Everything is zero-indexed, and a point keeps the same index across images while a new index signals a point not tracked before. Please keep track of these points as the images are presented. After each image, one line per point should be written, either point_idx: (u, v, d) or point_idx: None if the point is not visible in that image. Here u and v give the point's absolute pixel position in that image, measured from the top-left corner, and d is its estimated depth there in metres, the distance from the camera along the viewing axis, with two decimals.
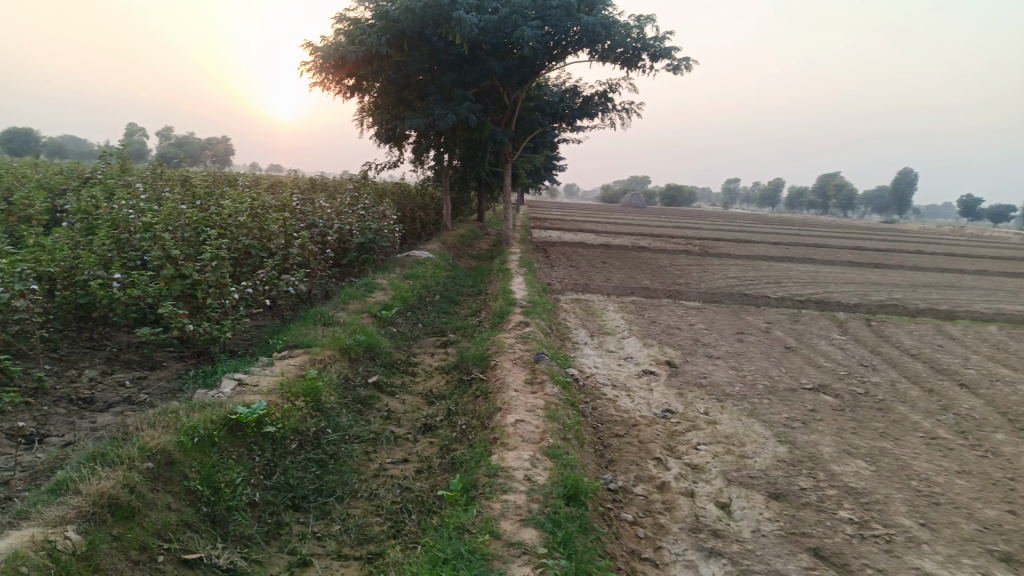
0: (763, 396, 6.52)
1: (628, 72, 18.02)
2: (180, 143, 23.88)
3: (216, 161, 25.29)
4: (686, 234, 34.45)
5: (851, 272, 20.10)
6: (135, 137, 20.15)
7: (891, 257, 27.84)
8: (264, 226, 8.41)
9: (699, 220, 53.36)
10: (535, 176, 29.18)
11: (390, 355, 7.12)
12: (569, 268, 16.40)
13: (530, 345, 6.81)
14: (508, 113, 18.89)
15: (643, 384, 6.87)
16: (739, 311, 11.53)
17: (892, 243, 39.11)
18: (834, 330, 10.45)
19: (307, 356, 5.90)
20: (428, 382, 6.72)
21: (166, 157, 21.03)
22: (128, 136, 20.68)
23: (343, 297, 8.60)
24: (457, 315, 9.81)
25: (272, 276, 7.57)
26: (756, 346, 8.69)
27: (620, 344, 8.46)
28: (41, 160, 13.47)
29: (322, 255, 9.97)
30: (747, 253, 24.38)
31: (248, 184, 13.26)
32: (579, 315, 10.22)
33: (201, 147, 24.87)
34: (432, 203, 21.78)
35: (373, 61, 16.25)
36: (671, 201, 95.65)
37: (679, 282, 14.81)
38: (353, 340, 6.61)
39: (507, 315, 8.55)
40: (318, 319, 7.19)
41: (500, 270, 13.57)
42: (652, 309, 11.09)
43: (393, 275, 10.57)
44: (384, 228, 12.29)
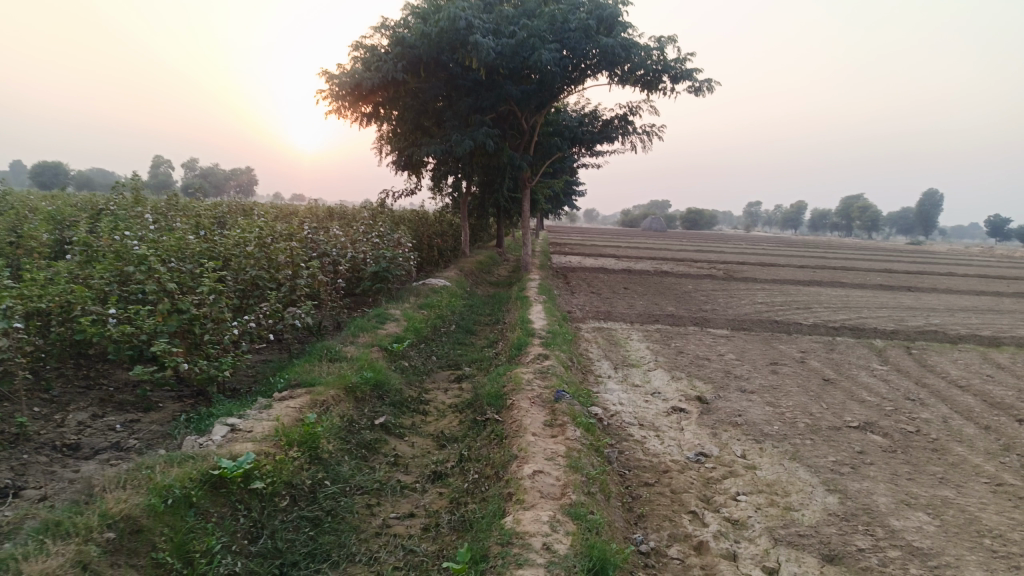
0: (805, 436, 5.97)
1: (649, 94, 17.67)
2: (204, 174, 23.92)
3: (239, 191, 25.30)
4: (709, 258, 33.86)
5: (883, 295, 19.40)
6: (159, 169, 20.16)
7: (922, 280, 27.00)
8: (272, 256, 8.05)
9: (722, 243, 52.68)
10: (554, 201, 28.84)
11: (401, 393, 6.68)
12: (591, 295, 15.92)
13: (550, 381, 6.34)
14: (526, 137, 18.58)
15: (673, 423, 6.36)
16: (770, 340, 10.96)
17: (921, 265, 38.15)
18: (874, 359, 9.84)
19: (309, 397, 5.48)
20: (440, 422, 6.27)
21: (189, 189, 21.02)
22: (152, 169, 20.71)
23: (353, 329, 8.20)
24: (473, 347, 9.36)
25: (276, 310, 7.18)
26: (792, 379, 8.13)
27: (646, 378, 7.95)
28: (57, 193, 13.33)
29: (333, 285, 9.61)
30: (774, 277, 23.73)
31: (263, 213, 13.03)
32: (602, 346, 9.72)
33: (225, 178, 24.91)
34: (450, 230, 21.48)
35: (388, 88, 16.05)
36: (692, 225, 94.97)
37: (705, 308, 14.26)
38: (360, 378, 6.18)
39: (525, 347, 8.08)
40: (324, 354, 6.78)
41: (518, 297, 13.15)
42: (678, 338, 10.56)
43: (408, 305, 10.17)
44: (399, 257, 11.94)
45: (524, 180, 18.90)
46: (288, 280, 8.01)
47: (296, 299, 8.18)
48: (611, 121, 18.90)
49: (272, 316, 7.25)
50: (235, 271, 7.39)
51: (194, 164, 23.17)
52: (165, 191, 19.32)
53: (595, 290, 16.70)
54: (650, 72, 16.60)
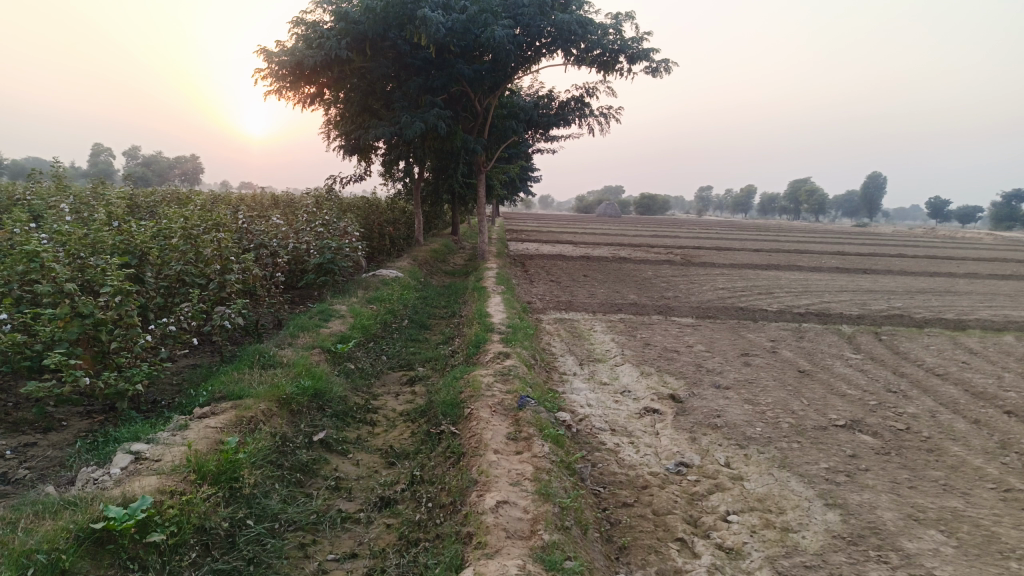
0: (791, 439, 5.46)
1: (606, 75, 17.10)
2: (147, 162, 22.59)
3: (185, 180, 24.00)
4: (666, 242, 33.64)
5: (841, 278, 19.29)
6: (99, 158, 18.84)
7: (875, 262, 27.21)
8: (199, 250, 7.20)
9: (677, 228, 52.77)
10: (509, 186, 28.13)
11: (344, 401, 5.95)
12: (549, 283, 15.34)
13: (511, 385, 5.70)
14: (480, 120, 17.83)
15: (647, 427, 5.79)
16: (738, 328, 10.51)
17: (871, 247, 38.69)
18: (845, 347, 9.46)
19: (233, 414, 4.72)
20: (389, 434, 5.58)
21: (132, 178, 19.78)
22: (92, 157, 19.39)
23: (292, 328, 7.42)
24: (426, 345, 8.65)
25: (200, 311, 6.36)
26: (767, 372, 7.65)
27: (614, 374, 7.37)
28: None
29: (272, 279, 8.78)
30: (733, 262, 23.53)
31: (199, 201, 12.06)
32: (564, 339, 9.11)
33: (170, 166, 23.58)
34: (403, 218, 20.64)
35: (333, 68, 15.12)
36: (646, 210, 95.43)
37: (668, 295, 13.79)
38: (295, 388, 5.44)
39: (484, 344, 7.41)
40: (255, 359, 5.99)
41: (475, 288, 12.45)
42: (644, 329, 10.03)
43: (355, 299, 9.39)
44: (347, 247, 11.13)
45: (479, 165, 18.17)
46: (218, 276, 7.17)
47: (224, 298, 7.36)
48: (567, 103, 18.28)
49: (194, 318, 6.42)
50: (150, 270, 6.54)
51: (136, 152, 21.84)
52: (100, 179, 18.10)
53: (554, 279, 16.13)
54: (608, 52, 16.02)
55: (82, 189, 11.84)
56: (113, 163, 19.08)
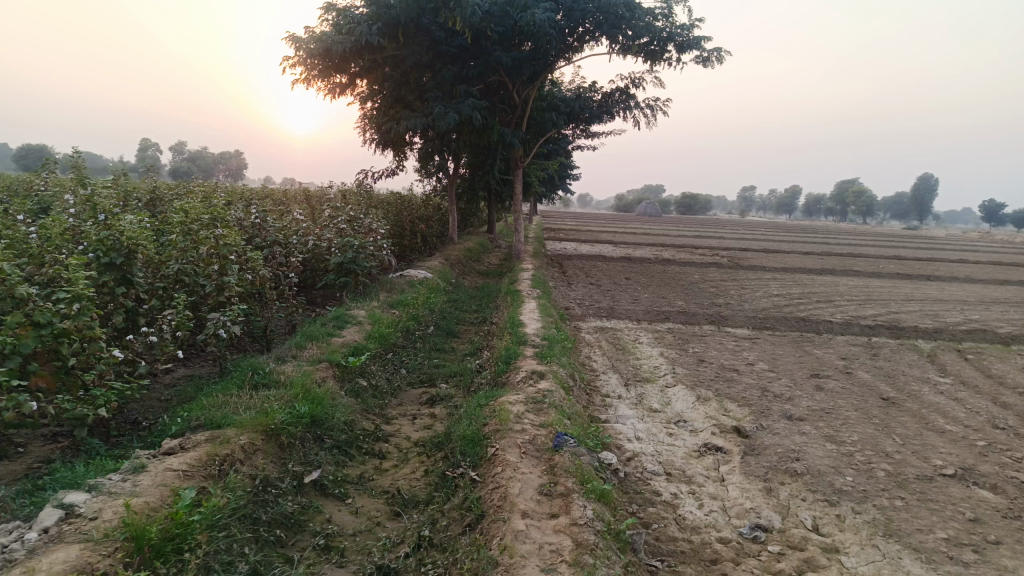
0: (892, 495, 4.40)
1: (653, 65, 16.03)
2: (192, 157, 22.19)
3: (229, 176, 23.57)
4: (711, 243, 32.30)
5: (904, 286, 17.89)
6: (146, 152, 18.44)
7: (935, 267, 25.56)
8: (195, 250, 6.38)
9: (719, 228, 51.16)
10: (547, 183, 27.13)
11: (349, 428, 5.07)
12: (589, 286, 14.37)
13: (546, 416, 4.74)
14: (519, 112, 16.88)
15: (711, 471, 4.79)
16: (802, 343, 9.39)
17: (928, 251, 36.69)
18: (929, 368, 8.30)
19: (204, 451, 3.85)
20: (400, 471, 4.67)
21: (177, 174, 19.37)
22: (140, 152, 19.01)
23: (300, 336, 6.56)
24: (452, 357, 7.73)
25: (186, 319, 5.50)
26: (845, 400, 6.56)
27: (665, 399, 6.36)
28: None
29: (285, 282, 7.94)
30: (783, 265, 22.22)
31: (223, 195, 11.34)
32: (607, 353, 8.11)
33: (215, 161, 23.15)
34: (437, 215, 19.83)
35: (364, 56, 14.33)
36: (687, 210, 93.54)
37: (719, 302, 12.69)
38: (287, 415, 4.55)
39: (515, 360, 6.47)
40: (246, 377, 5.11)
41: (508, 292, 11.52)
42: (696, 342, 8.97)
43: (375, 303, 8.53)
44: (372, 245, 10.29)
45: (516, 160, 17.23)
46: (216, 277, 6.32)
47: (223, 304, 6.51)
48: (611, 95, 17.03)
49: (180, 328, 5.56)
50: (137, 269, 5.71)
51: (179, 147, 21.45)
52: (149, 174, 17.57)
53: (594, 281, 15.16)
54: (656, 40, 14.97)
55: (103, 180, 11.20)
56: (160, 157, 18.63)
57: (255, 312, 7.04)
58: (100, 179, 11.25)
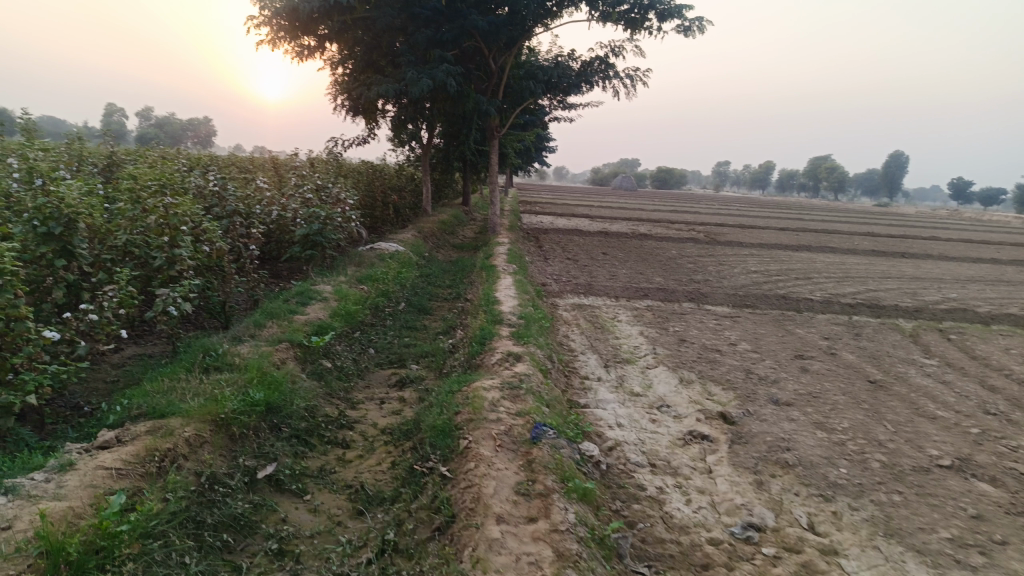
0: (889, 489, 4.15)
1: (634, 34, 15.56)
2: (160, 124, 21.32)
3: (198, 143, 22.74)
4: (687, 218, 32.17)
5: (881, 263, 17.83)
6: (112, 117, 17.62)
7: (908, 244, 25.62)
8: (143, 220, 5.88)
9: (695, 203, 51.06)
10: (523, 155, 26.62)
11: (310, 415, 4.68)
12: (566, 260, 14.05)
13: (522, 404, 4.40)
14: (495, 80, 16.34)
15: (698, 461, 4.50)
16: (783, 322, 9.16)
17: (900, 228, 36.94)
18: (913, 349, 8.12)
19: (142, 446, 3.44)
20: (365, 462, 4.32)
21: (142, 140, 18.56)
22: (105, 117, 18.18)
23: (260, 314, 6.12)
24: (423, 336, 7.35)
25: (131, 296, 5.03)
26: (832, 384, 6.31)
27: (647, 381, 6.06)
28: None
29: (246, 255, 7.47)
30: (760, 241, 22.10)
31: (184, 162, 10.75)
32: (585, 332, 7.79)
33: (183, 128, 22.27)
34: (410, 186, 19.29)
35: (334, 17, 13.67)
36: (663, 184, 93.59)
37: (698, 279, 12.44)
38: (240, 403, 4.14)
39: (490, 340, 6.12)
40: (196, 359, 4.67)
41: (483, 266, 11.15)
42: (676, 320, 8.69)
43: (343, 277, 8.09)
44: (340, 216, 9.82)
45: (492, 130, 16.72)
46: (167, 251, 5.82)
47: (175, 280, 6.04)
48: (591, 63, 16.52)
49: (123, 305, 5.08)
50: (79, 240, 5.20)
51: (146, 112, 20.60)
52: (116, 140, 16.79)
53: (571, 256, 14.82)
54: (637, 7, 14.50)
55: (56, 144, 10.52)
56: (127, 122, 17.84)
57: (211, 287, 6.56)
58: (53, 143, 10.58)
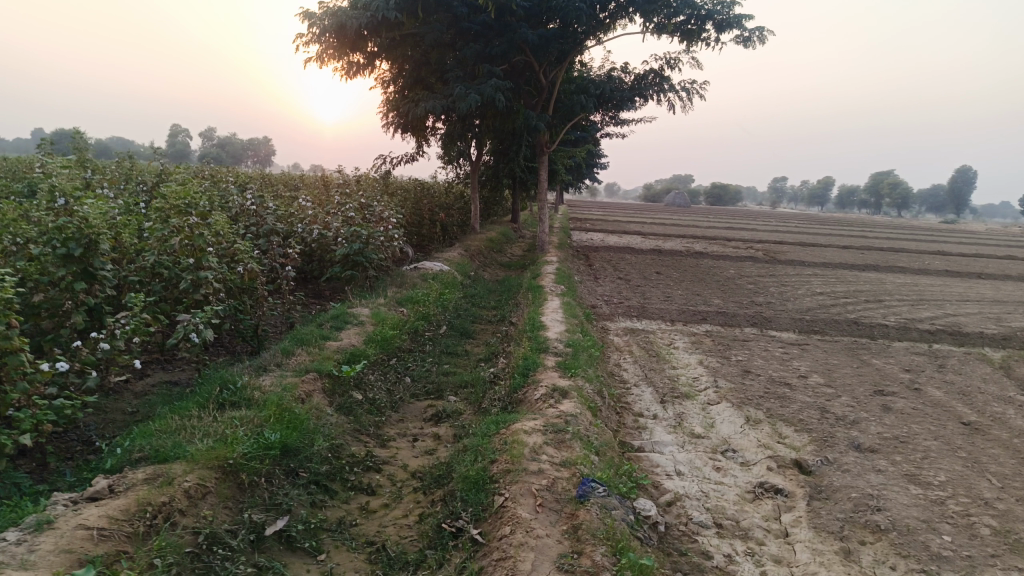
0: (1006, 564, 3.46)
1: (690, 46, 14.96)
2: (224, 144, 21.55)
3: (259, 163, 22.93)
4: (744, 236, 31.15)
5: (957, 284, 16.69)
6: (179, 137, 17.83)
7: (983, 264, 24.19)
8: (170, 242, 5.54)
9: (751, 220, 49.68)
10: (574, 171, 26.13)
11: (334, 458, 4.24)
12: (618, 280, 13.47)
13: (568, 452, 3.88)
14: (545, 94, 15.91)
15: (770, 521, 3.89)
16: (857, 351, 8.39)
17: (972, 246, 35.08)
18: (1008, 384, 7.27)
19: (133, 499, 3.03)
20: (391, 513, 3.84)
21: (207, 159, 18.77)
22: (172, 137, 18.45)
23: (290, 339, 5.73)
24: (464, 363, 6.88)
25: (146, 325, 4.67)
26: (922, 427, 5.58)
27: (708, 421, 5.46)
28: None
29: (281, 276, 7.14)
30: (823, 260, 21.08)
31: (231, 180, 10.60)
32: (638, 362, 7.20)
33: (245, 148, 22.49)
34: (459, 203, 19.00)
35: (381, 32, 13.48)
36: (717, 201, 91.87)
37: (759, 302, 11.69)
38: (251, 447, 3.72)
39: (534, 371, 5.61)
40: (211, 393, 4.28)
41: (530, 287, 10.67)
42: (738, 349, 8.02)
43: (382, 299, 7.70)
44: (383, 236, 9.47)
45: (541, 146, 16.28)
46: (194, 273, 5.46)
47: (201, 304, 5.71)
48: (645, 77, 15.92)
49: (138, 334, 4.72)
50: (101, 262, 4.87)
51: (209, 132, 20.85)
52: (180, 160, 16.94)
53: (623, 276, 14.24)
54: (693, 18, 13.92)
55: (107, 164, 10.51)
56: (190, 143, 18.06)
57: (241, 310, 6.23)
58: (105, 162, 10.56)
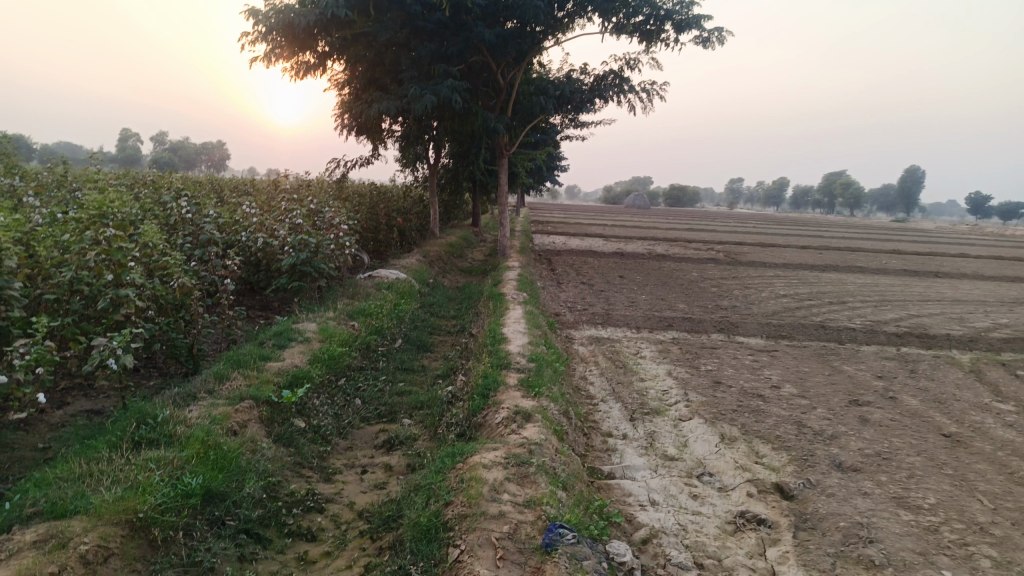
0: None
1: (650, 46, 14.72)
2: (176, 147, 20.64)
3: (213, 167, 22.07)
4: (705, 237, 31.21)
5: (916, 284, 16.76)
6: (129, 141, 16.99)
7: (937, 262, 24.51)
8: (88, 256, 4.92)
9: (710, 221, 50.04)
10: (534, 173, 25.80)
11: (268, 500, 3.75)
12: (580, 285, 13.13)
13: (532, 490, 3.45)
14: (504, 96, 15.52)
15: (756, 559, 3.52)
16: (827, 357, 8.16)
17: (925, 245, 35.73)
18: (981, 390, 7.08)
19: (11, 572, 2.51)
20: (333, 565, 3.37)
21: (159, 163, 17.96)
22: (121, 141, 17.57)
23: (225, 362, 5.21)
24: (419, 381, 6.42)
25: (53, 354, 4.09)
26: (903, 441, 5.29)
27: (681, 440, 5.10)
28: None
29: (220, 290, 6.58)
30: (784, 261, 21.11)
31: (173, 186, 9.96)
32: (605, 374, 6.83)
33: (197, 151, 21.60)
34: (417, 207, 18.48)
35: (332, 30, 12.92)
36: (676, 202, 92.65)
37: (725, 306, 11.45)
38: (166, 495, 3.22)
39: (495, 390, 5.18)
40: (126, 430, 3.75)
41: (491, 295, 10.24)
42: (707, 357, 7.71)
43: (332, 312, 7.20)
44: (335, 244, 8.95)
45: (500, 148, 15.88)
46: (116, 283, 4.92)
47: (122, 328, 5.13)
48: (605, 78, 15.62)
49: (43, 364, 4.11)
50: (6, 279, 4.22)
51: (160, 135, 19.98)
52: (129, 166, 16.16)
53: (585, 280, 13.92)
54: (653, 18, 13.68)
55: (38, 169, 9.77)
56: (141, 147, 17.26)
57: (171, 329, 5.68)
58: (36, 168, 9.82)
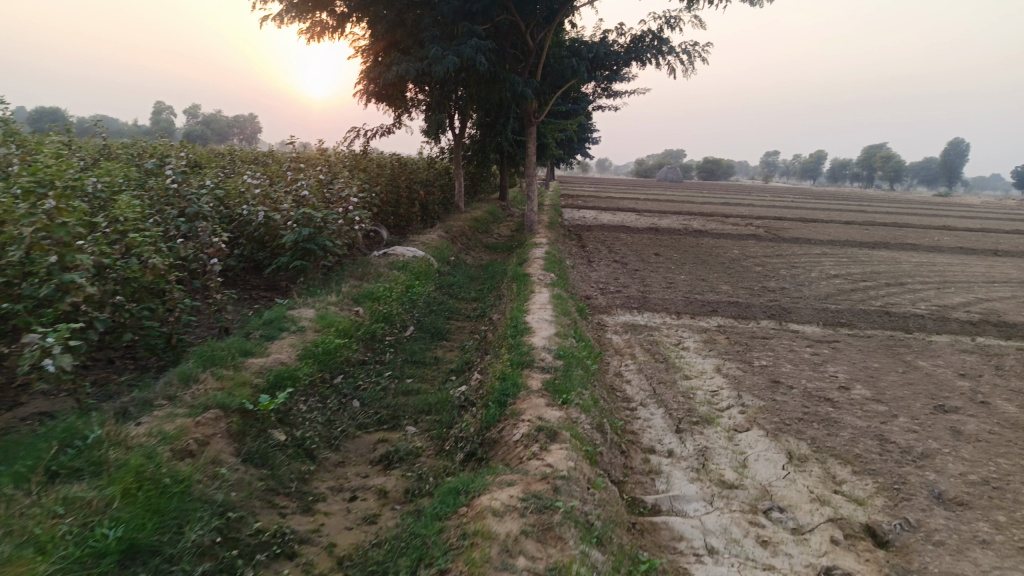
0: None
1: (691, 4, 13.48)
2: (209, 121, 19.76)
3: (247, 141, 21.11)
4: (744, 212, 29.87)
5: (978, 263, 15.46)
6: (162, 115, 16.27)
7: (994, 240, 22.98)
8: (18, 233, 3.93)
9: (746, 196, 48.38)
10: (564, 145, 24.69)
11: (222, 551, 2.94)
12: (613, 264, 12.18)
13: (557, 554, 2.59)
14: (532, 59, 14.44)
15: None
16: (897, 350, 7.14)
17: (977, 220, 33.90)
18: None
19: None
20: None
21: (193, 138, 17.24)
22: (154, 116, 16.81)
23: (197, 360, 4.40)
24: (430, 377, 5.59)
25: None
26: (1013, 463, 4.32)
27: (740, 461, 4.20)
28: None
29: (206, 271, 5.80)
30: (830, 237, 19.83)
31: (177, 155, 9.19)
32: (644, 371, 5.93)
33: (230, 125, 20.64)
34: (442, 179, 17.58)
35: None
36: (710, 176, 90.46)
37: (772, 288, 10.42)
38: (67, 560, 2.42)
39: (515, 397, 4.32)
40: (41, 458, 2.96)
41: (516, 274, 9.37)
42: (759, 350, 6.77)
43: (335, 296, 6.39)
44: (343, 220, 8.12)
45: (528, 116, 14.85)
46: (69, 260, 4.13)
47: (72, 320, 4.33)
48: (641, 39, 14.34)
49: None
50: None
51: (193, 109, 19.26)
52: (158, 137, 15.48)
53: (619, 258, 12.96)
54: None
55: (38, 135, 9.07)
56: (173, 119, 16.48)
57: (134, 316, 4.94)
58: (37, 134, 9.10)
